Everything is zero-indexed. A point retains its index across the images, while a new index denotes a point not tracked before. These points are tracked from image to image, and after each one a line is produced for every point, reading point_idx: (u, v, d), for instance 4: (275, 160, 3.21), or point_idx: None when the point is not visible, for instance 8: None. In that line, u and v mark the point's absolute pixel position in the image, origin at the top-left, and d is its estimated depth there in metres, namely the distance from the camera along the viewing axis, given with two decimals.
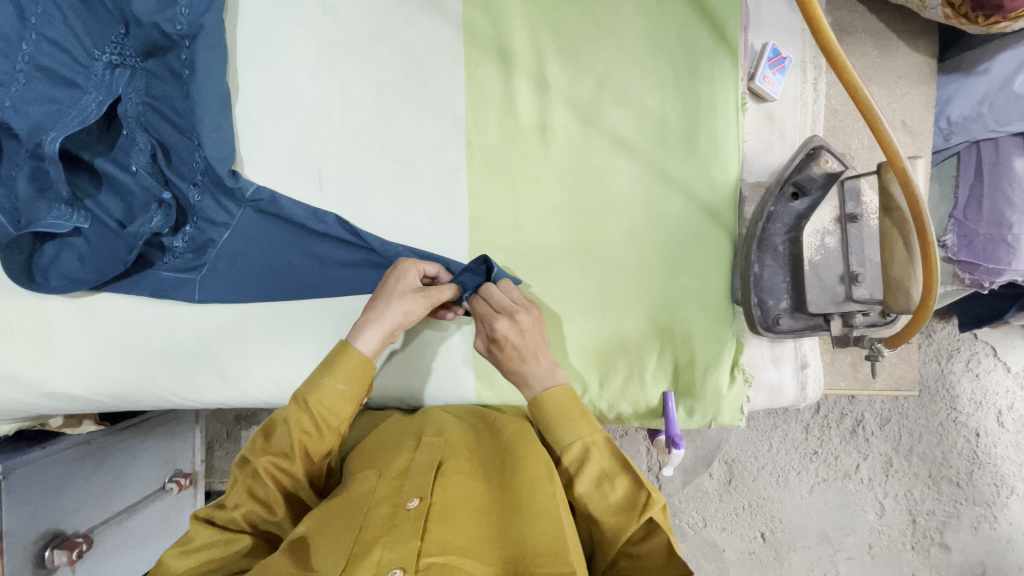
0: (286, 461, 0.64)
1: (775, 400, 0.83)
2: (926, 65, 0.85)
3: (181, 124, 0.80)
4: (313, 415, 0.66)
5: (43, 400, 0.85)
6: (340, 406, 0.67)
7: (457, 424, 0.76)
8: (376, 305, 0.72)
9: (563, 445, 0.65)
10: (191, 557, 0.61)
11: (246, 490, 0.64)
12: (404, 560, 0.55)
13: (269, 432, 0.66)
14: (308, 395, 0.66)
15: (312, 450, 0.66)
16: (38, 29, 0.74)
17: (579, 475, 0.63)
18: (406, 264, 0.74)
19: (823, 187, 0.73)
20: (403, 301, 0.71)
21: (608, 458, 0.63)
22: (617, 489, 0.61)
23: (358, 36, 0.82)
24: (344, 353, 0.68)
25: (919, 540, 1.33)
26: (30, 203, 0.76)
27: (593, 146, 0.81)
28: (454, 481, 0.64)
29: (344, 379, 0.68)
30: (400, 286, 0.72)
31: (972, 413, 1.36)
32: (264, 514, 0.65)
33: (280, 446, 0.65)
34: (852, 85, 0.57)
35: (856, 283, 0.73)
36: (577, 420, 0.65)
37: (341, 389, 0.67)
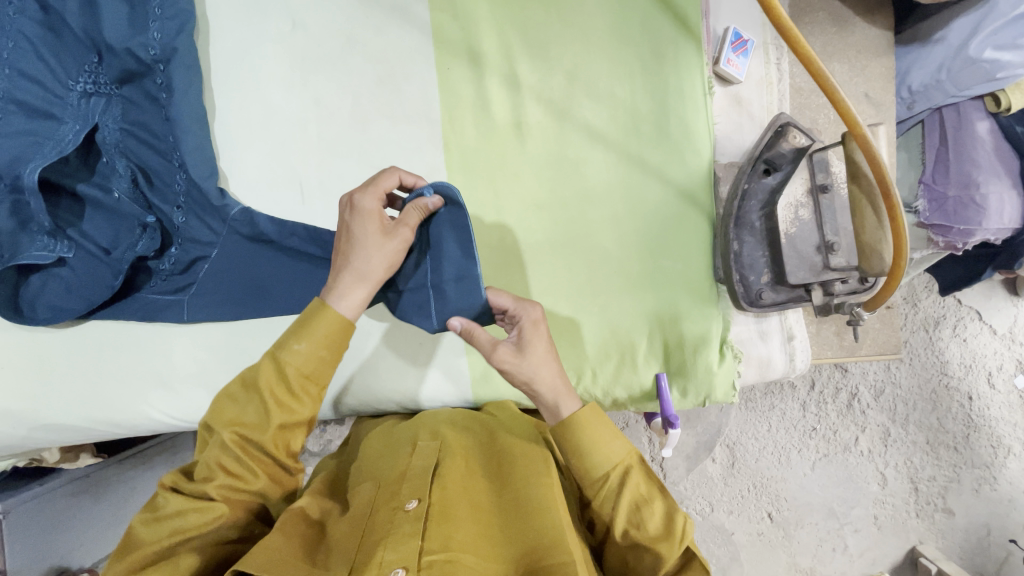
0: (255, 431, 0.61)
1: (766, 374, 0.85)
2: (884, 37, 0.87)
3: (160, 146, 0.81)
4: (293, 381, 0.62)
5: (41, 433, 0.85)
6: (318, 369, 0.63)
7: (450, 424, 0.77)
8: (355, 256, 0.63)
9: (598, 470, 0.61)
10: (159, 524, 0.59)
11: (213, 462, 0.61)
12: (406, 561, 0.53)
13: (233, 400, 0.63)
14: (279, 356, 0.62)
15: (284, 414, 0.62)
16: (12, 64, 0.75)
17: (618, 500, 0.61)
18: (370, 204, 0.62)
19: (793, 161, 0.76)
20: (386, 253, 0.63)
21: (643, 483, 0.62)
22: (655, 515, 0.60)
23: (329, 48, 0.83)
24: (320, 313, 0.62)
25: (923, 507, 1.36)
26: (12, 237, 0.76)
27: (568, 140, 0.83)
28: (451, 481, 0.65)
29: (322, 344, 0.62)
30: (374, 237, 0.63)
31: (962, 377, 1.39)
32: (236, 483, 0.62)
33: (253, 415, 0.62)
34: (807, 60, 0.60)
35: (832, 252, 0.73)
36: (612, 441, 0.62)
37: (319, 354, 0.63)
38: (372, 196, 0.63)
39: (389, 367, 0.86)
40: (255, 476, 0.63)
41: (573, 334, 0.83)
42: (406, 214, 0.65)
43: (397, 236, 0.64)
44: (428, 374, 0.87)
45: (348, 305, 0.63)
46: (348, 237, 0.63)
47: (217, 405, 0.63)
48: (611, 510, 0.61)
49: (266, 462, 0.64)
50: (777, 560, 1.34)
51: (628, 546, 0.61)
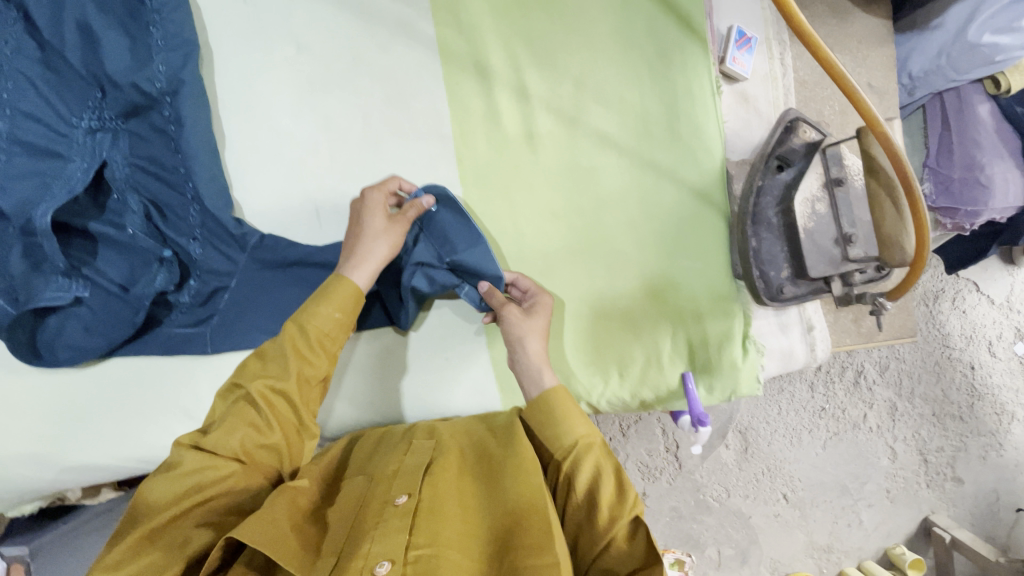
0: (283, 384, 0.62)
1: (788, 365, 0.86)
2: (883, 27, 0.88)
3: (171, 179, 0.80)
4: (313, 338, 0.65)
5: (68, 474, 0.84)
6: (336, 331, 0.66)
7: (451, 429, 0.76)
8: (363, 243, 0.69)
9: (561, 443, 0.61)
10: (175, 482, 0.55)
11: (237, 414, 0.60)
12: (392, 552, 0.52)
13: (261, 356, 0.64)
14: (301, 319, 0.65)
15: (306, 368, 0.64)
16: (12, 103, 0.74)
17: (579, 474, 0.59)
18: (372, 196, 0.71)
19: (805, 156, 0.78)
20: (391, 238, 0.70)
21: (605, 457, 0.60)
22: (608, 487, 0.58)
23: (336, 69, 0.82)
24: (339, 282, 0.67)
25: (932, 477, 1.39)
26: (26, 279, 0.75)
27: (580, 147, 0.83)
28: (442, 479, 0.63)
29: (339, 307, 0.66)
30: (379, 224, 0.70)
31: (964, 347, 1.42)
32: (256, 438, 0.60)
33: (278, 369, 0.63)
34: (828, 62, 0.59)
35: (850, 244, 0.76)
36: (575, 419, 0.63)
37: (336, 316, 0.66)
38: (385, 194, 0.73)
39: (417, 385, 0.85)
40: (275, 433, 0.61)
41: (597, 340, 0.84)
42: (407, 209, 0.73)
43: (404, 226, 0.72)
44: (453, 388, 0.86)
45: (365, 279, 0.69)
46: (357, 230, 0.71)
47: (244, 364, 0.65)
48: (570, 479, 0.60)
49: (287, 422, 0.62)
50: (796, 539, 1.37)
51: (584, 518, 0.58)
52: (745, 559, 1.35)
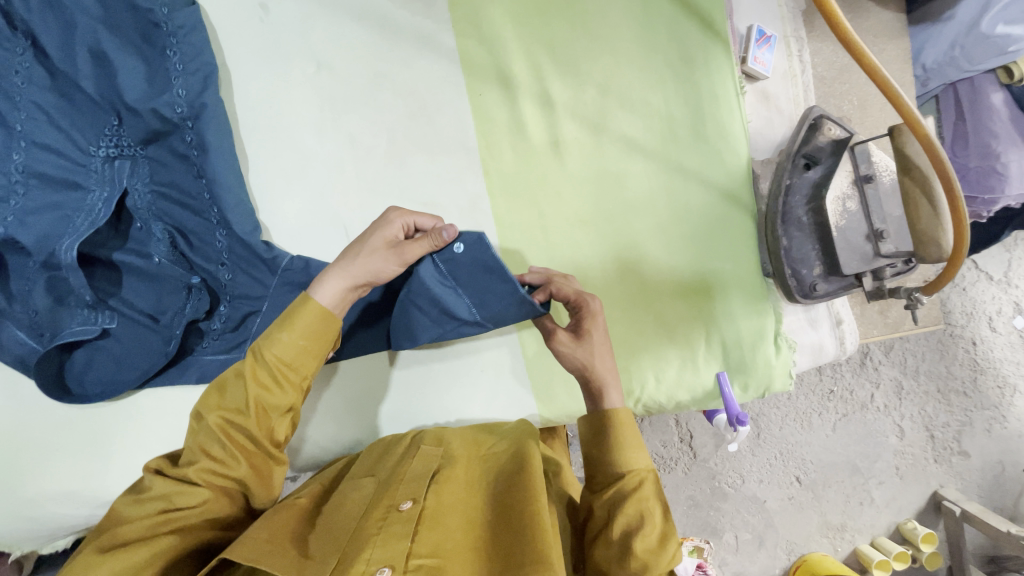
0: (241, 416, 0.58)
1: (819, 358, 0.87)
2: (897, 20, 0.89)
3: (196, 206, 0.78)
4: (270, 371, 0.60)
5: (105, 509, 0.82)
6: (302, 362, 0.61)
7: (461, 436, 0.75)
8: (347, 254, 0.63)
9: (617, 469, 0.59)
10: (142, 506, 0.55)
11: (199, 446, 0.57)
12: (393, 560, 0.51)
13: (219, 388, 0.60)
14: (262, 348, 0.60)
15: (269, 399, 0.59)
16: (27, 135, 0.72)
17: (621, 506, 0.57)
18: (392, 215, 0.64)
19: (833, 154, 0.79)
20: (371, 259, 0.62)
21: (654, 498, 0.58)
22: (653, 532, 0.55)
23: (358, 86, 0.82)
24: (303, 305, 0.61)
25: (940, 453, 1.42)
26: (51, 314, 0.75)
27: (606, 153, 0.83)
28: (448, 491, 0.61)
29: (304, 335, 0.61)
30: (374, 242, 0.63)
31: (965, 324, 1.43)
32: (218, 469, 0.57)
33: (237, 401, 0.59)
34: (871, 67, 0.62)
35: (881, 239, 0.77)
36: (634, 451, 0.60)
37: (300, 345, 0.61)
38: (397, 222, 0.63)
39: (453, 397, 0.85)
40: (239, 464, 0.58)
41: (634, 345, 0.84)
42: (416, 244, 0.64)
43: (396, 253, 0.63)
44: (489, 401, 0.86)
45: (329, 299, 0.62)
46: (358, 239, 0.64)
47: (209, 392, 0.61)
48: (611, 512, 0.57)
49: (253, 450, 0.59)
50: (810, 520, 1.39)
51: (616, 555, 0.55)
52: (762, 542, 1.38)
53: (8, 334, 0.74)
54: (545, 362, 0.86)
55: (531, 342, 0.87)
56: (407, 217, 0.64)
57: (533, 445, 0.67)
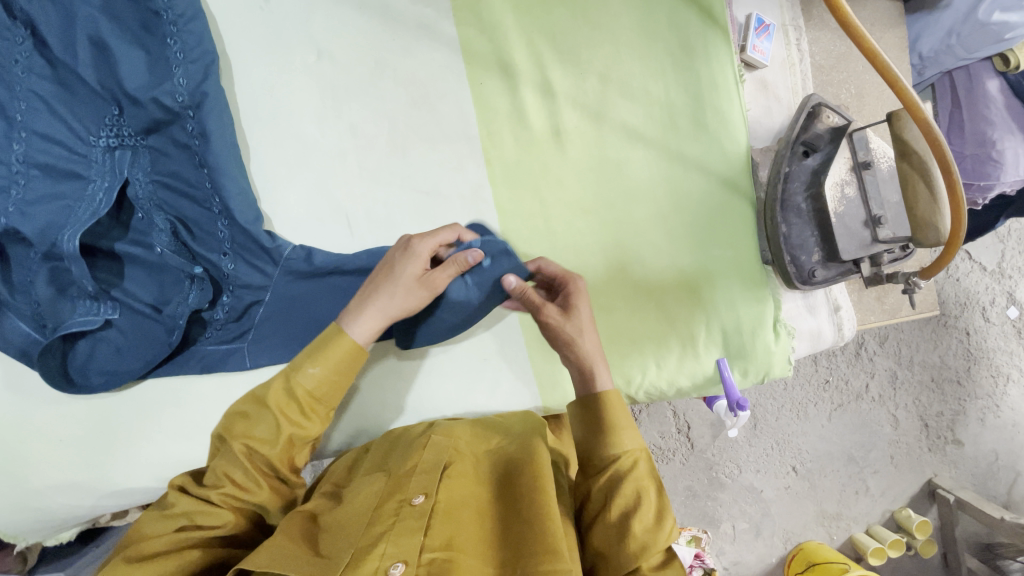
0: (265, 444, 0.59)
1: (817, 345, 0.88)
2: (893, 9, 0.90)
3: (198, 195, 0.78)
4: (299, 406, 0.60)
5: (110, 500, 0.83)
6: (329, 393, 0.62)
7: (469, 427, 0.74)
8: (381, 290, 0.63)
9: (608, 453, 0.59)
10: (167, 522, 0.56)
11: (222, 470, 0.58)
12: (406, 555, 0.51)
13: (242, 414, 0.60)
14: (292, 378, 0.60)
15: (299, 431, 0.60)
16: (27, 125, 0.72)
17: (619, 489, 0.57)
18: (417, 244, 0.64)
19: (831, 141, 0.80)
20: (407, 295, 0.63)
21: (649, 479, 0.59)
22: (651, 509, 0.56)
23: (359, 75, 0.82)
24: (336, 338, 0.62)
25: (934, 441, 1.43)
26: (53, 305, 0.74)
27: (607, 142, 0.84)
28: (457, 483, 0.61)
29: (334, 369, 0.61)
30: (405, 276, 0.63)
31: (960, 315, 1.44)
32: (241, 493, 0.58)
33: (265, 432, 0.59)
34: (872, 51, 0.63)
35: (879, 225, 0.78)
36: (624, 432, 0.60)
37: (332, 378, 0.61)
38: (426, 245, 0.64)
39: (456, 385, 0.86)
40: (262, 487, 0.59)
41: (635, 333, 0.84)
42: (445, 268, 0.64)
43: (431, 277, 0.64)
44: (493, 388, 0.87)
45: (363, 336, 0.63)
46: (387, 271, 0.64)
47: (231, 414, 0.61)
48: (608, 493, 0.58)
49: (272, 475, 0.61)
50: (806, 508, 1.41)
51: (614, 535, 0.56)
52: (759, 531, 1.40)
53: (8, 324, 0.74)
54: (546, 349, 0.87)
55: (532, 331, 0.87)
56: (435, 245, 0.65)
57: (537, 440, 0.68)
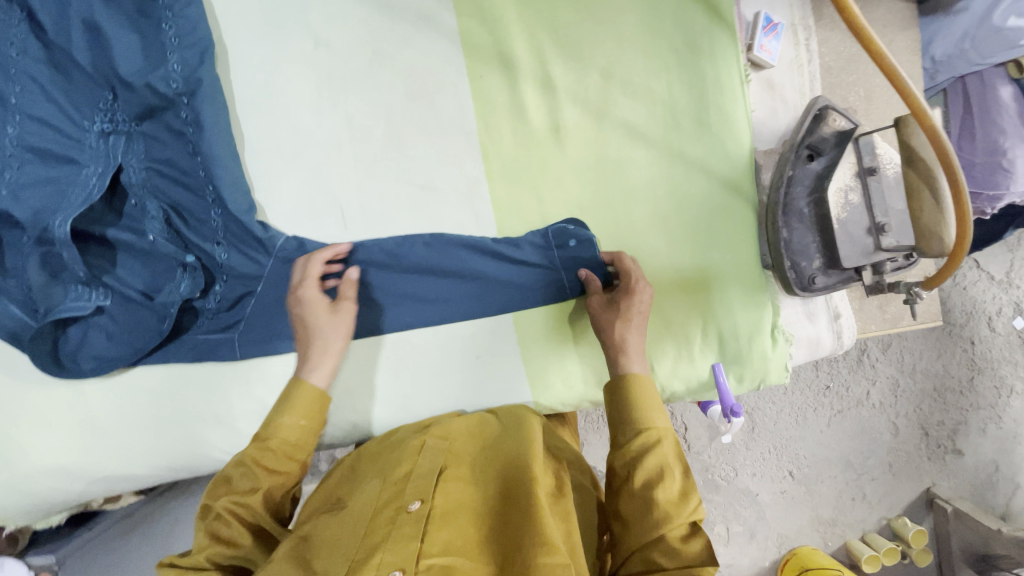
0: (248, 496, 0.62)
1: (816, 352, 0.87)
2: (907, 10, 0.88)
3: (191, 183, 0.76)
4: (281, 453, 0.66)
5: (100, 484, 0.83)
6: (303, 439, 0.68)
7: (465, 426, 0.73)
8: (315, 341, 0.73)
9: (638, 425, 0.62)
10: None
11: (208, 531, 0.59)
12: (404, 563, 0.50)
13: (225, 482, 0.64)
14: (265, 434, 0.67)
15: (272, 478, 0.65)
16: (21, 109, 0.71)
17: (645, 459, 0.59)
18: (303, 291, 0.74)
19: (837, 145, 0.77)
20: (338, 330, 0.74)
21: (674, 456, 0.60)
22: (674, 485, 0.57)
23: (357, 65, 0.81)
24: (298, 389, 0.70)
25: (934, 450, 1.42)
26: (45, 289, 0.73)
27: (607, 140, 0.82)
28: (454, 487, 0.60)
29: (303, 415, 0.69)
30: (319, 320, 0.74)
31: (964, 324, 1.42)
32: (227, 549, 0.59)
33: (245, 485, 0.63)
34: (878, 54, 0.60)
35: (883, 233, 0.76)
36: (654, 411, 0.63)
37: (301, 424, 0.68)
38: (313, 285, 0.75)
39: (446, 382, 0.83)
40: (246, 539, 0.60)
41: None
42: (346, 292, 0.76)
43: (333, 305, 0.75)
44: (486, 386, 0.83)
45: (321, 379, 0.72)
46: (306, 325, 0.74)
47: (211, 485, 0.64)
48: (634, 464, 0.59)
49: (257, 529, 0.62)
50: (802, 513, 1.40)
51: (638, 506, 0.57)
52: (753, 534, 1.39)
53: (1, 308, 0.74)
54: (540, 347, 0.83)
55: (528, 329, 0.83)
56: (315, 282, 0.75)
57: (531, 432, 0.68)
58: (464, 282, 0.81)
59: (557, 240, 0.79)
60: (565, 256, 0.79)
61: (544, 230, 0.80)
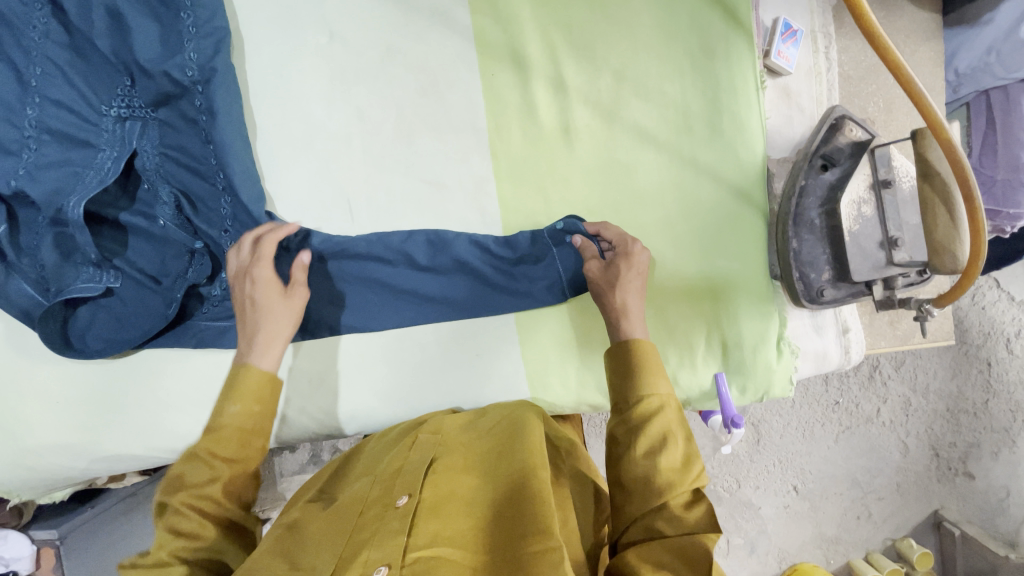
0: (205, 488, 0.59)
1: (822, 366, 0.85)
2: (932, 22, 0.86)
3: (202, 170, 0.78)
4: (235, 440, 0.62)
5: (102, 463, 0.84)
6: (258, 424, 0.64)
7: (458, 421, 0.73)
8: (263, 323, 0.69)
9: (640, 392, 0.61)
10: None
11: (166, 530, 0.57)
12: (390, 558, 0.50)
13: (177, 477, 0.60)
14: (214, 423, 0.63)
15: (230, 468, 0.61)
16: (40, 91, 0.72)
17: (645, 426, 0.58)
18: (259, 269, 0.71)
19: (851, 156, 0.76)
20: (290, 309, 0.71)
21: (677, 422, 0.59)
22: (678, 451, 0.56)
23: (370, 60, 0.81)
24: (243, 372, 0.65)
25: (943, 472, 1.38)
26: (58, 270, 0.75)
27: (618, 142, 0.81)
28: (446, 478, 0.60)
29: (254, 400, 0.64)
30: (269, 300, 0.70)
31: (981, 344, 1.38)
32: (191, 546, 0.56)
33: (200, 478, 0.59)
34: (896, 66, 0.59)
35: (896, 248, 0.75)
36: (657, 377, 0.62)
37: (253, 409, 0.64)
38: (264, 266, 0.71)
39: (446, 378, 0.83)
40: (209, 532, 0.58)
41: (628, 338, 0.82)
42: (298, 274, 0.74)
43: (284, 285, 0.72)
44: (484, 385, 0.83)
45: (269, 362, 0.67)
46: (253, 309, 0.70)
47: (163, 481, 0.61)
48: (635, 431, 0.58)
49: (222, 520, 0.60)
50: (804, 530, 1.38)
51: (641, 475, 0.55)
52: (753, 548, 1.37)
53: (12, 283, 0.74)
54: (540, 346, 0.83)
55: (529, 328, 0.83)
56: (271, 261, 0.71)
57: (526, 420, 0.66)
58: (464, 279, 0.81)
59: (554, 240, 0.79)
60: (561, 254, 0.78)
61: (541, 230, 0.80)
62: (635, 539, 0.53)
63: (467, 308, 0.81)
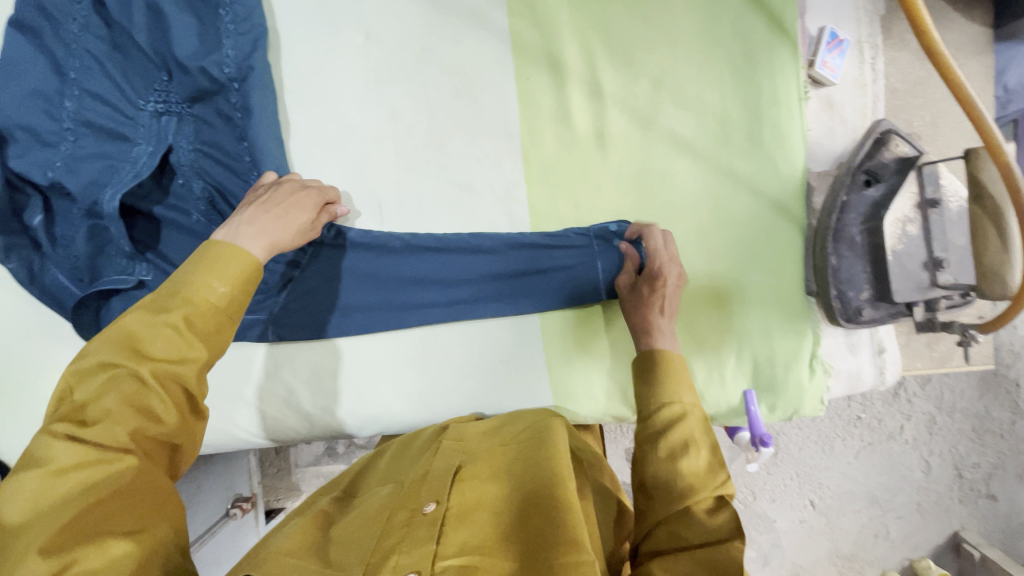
0: (173, 364, 0.50)
1: (855, 387, 0.83)
2: (982, 35, 0.83)
3: (236, 167, 0.78)
4: (209, 319, 0.53)
5: None
6: (236, 310, 0.56)
7: (479, 428, 0.73)
8: (279, 226, 0.65)
9: (662, 398, 0.60)
10: (63, 480, 0.45)
11: (118, 402, 0.48)
12: (419, 564, 0.49)
13: (135, 342, 0.50)
14: (184, 294, 0.53)
15: (207, 352, 0.53)
16: (80, 84, 0.73)
17: (670, 431, 0.57)
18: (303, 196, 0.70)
19: (896, 173, 0.74)
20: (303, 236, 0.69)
21: (701, 428, 0.58)
22: (702, 457, 0.55)
23: (404, 60, 0.81)
24: (224, 245, 0.57)
25: (965, 494, 1.33)
26: (92, 261, 0.75)
27: (653, 150, 0.80)
28: (471, 486, 0.60)
29: (228, 280, 0.56)
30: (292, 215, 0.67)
31: (1010, 363, 1.30)
32: (152, 429, 0.49)
33: (169, 351, 0.50)
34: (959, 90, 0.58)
35: (940, 268, 0.72)
36: (681, 386, 0.61)
37: (228, 290, 0.55)
38: (321, 194, 0.72)
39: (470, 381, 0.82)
40: (172, 415, 0.50)
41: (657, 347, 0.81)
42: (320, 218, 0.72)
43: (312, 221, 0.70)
44: (507, 390, 0.82)
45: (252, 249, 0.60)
46: (276, 211, 0.66)
47: (112, 331, 0.51)
48: (658, 436, 0.57)
49: (188, 403, 0.51)
50: (820, 545, 1.35)
51: (665, 478, 0.55)
52: (766, 561, 1.38)
53: (50, 275, 0.76)
54: (564, 354, 0.82)
55: (554, 335, 0.82)
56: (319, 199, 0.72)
57: (552, 429, 0.65)
58: (498, 279, 0.80)
59: (600, 238, 0.79)
60: (603, 255, 0.78)
61: (590, 229, 0.79)
62: (659, 544, 0.52)
63: (494, 310, 0.81)
